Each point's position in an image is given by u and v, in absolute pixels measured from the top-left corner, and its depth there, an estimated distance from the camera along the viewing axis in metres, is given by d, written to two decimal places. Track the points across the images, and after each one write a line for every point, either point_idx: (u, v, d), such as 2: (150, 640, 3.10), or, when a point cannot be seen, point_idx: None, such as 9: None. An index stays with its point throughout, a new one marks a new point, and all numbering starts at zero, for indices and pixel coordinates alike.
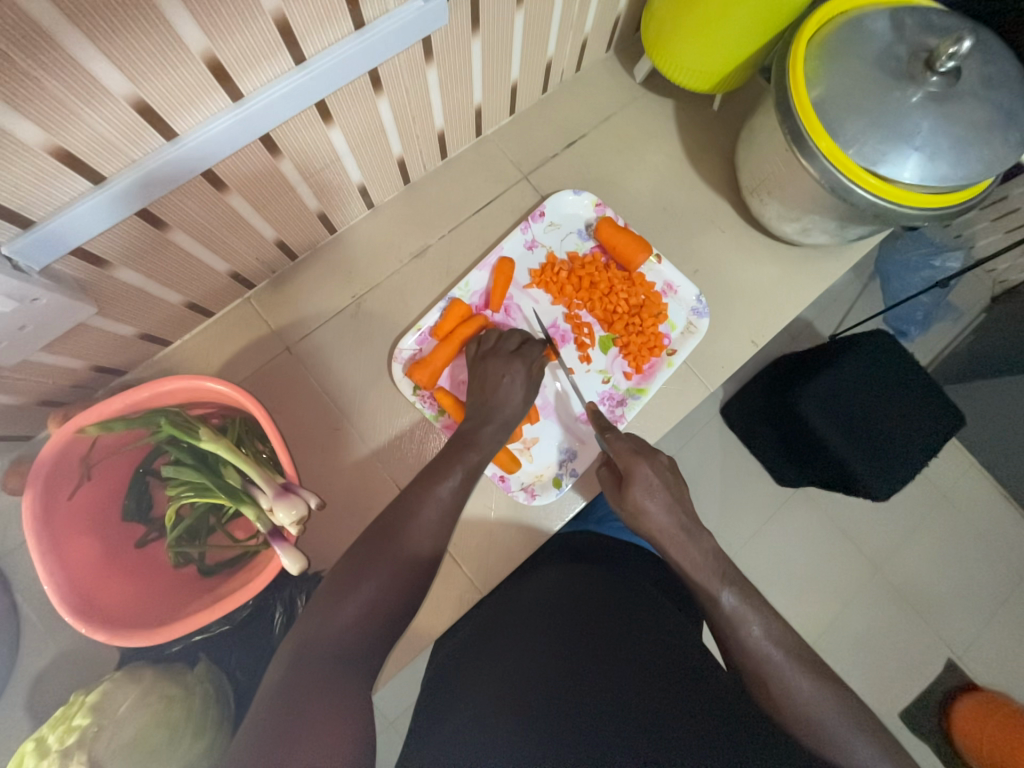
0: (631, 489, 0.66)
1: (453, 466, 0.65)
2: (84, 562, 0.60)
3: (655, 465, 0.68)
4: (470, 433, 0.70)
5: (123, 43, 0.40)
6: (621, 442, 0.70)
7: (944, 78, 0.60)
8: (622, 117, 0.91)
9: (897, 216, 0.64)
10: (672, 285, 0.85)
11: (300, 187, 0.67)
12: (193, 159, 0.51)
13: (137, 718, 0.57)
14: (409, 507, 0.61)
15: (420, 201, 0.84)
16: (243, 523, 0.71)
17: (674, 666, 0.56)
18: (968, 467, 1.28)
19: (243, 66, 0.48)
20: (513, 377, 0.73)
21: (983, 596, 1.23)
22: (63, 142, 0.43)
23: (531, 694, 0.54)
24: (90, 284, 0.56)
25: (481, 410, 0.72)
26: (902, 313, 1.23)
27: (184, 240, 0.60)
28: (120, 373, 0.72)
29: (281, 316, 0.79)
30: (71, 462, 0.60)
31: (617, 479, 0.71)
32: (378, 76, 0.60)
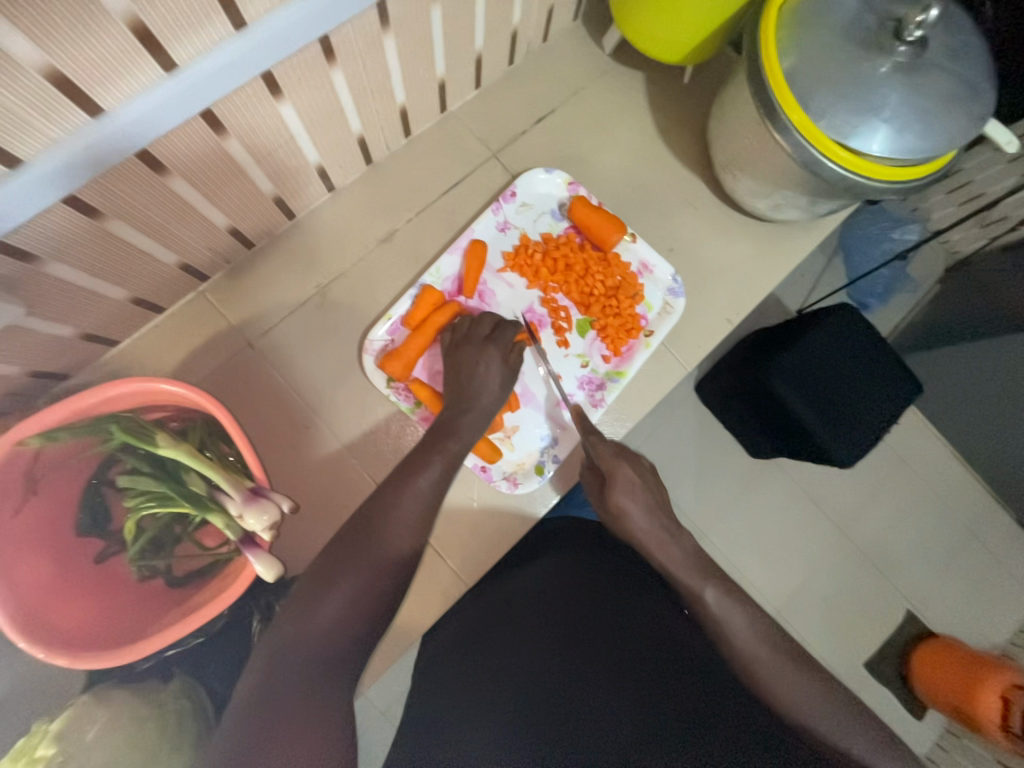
0: (612, 491, 0.69)
1: (431, 457, 0.63)
2: (36, 584, 0.56)
3: (637, 469, 0.72)
4: (449, 422, 0.68)
5: (24, 2, 0.34)
6: (608, 450, 0.72)
7: (912, 48, 0.59)
8: (592, 91, 0.88)
9: (867, 190, 0.65)
10: (647, 265, 0.84)
11: (251, 168, 0.62)
12: (123, 138, 0.46)
13: (107, 743, 0.54)
14: (385, 503, 0.59)
15: (383, 182, 0.80)
16: (212, 530, 0.66)
17: None
18: (926, 432, 1.34)
19: (173, 32, 0.42)
20: (489, 365, 0.71)
21: (940, 552, 1.31)
22: None
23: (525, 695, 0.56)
24: (15, 281, 0.51)
25: (459, 399, 0.70)
26: (866, 285, 1.27)
27: (122, 229, 0.55)
28: (63, 378, 0.66)
29: (240, 309, 0.74)
30: (13, 477, 0.55)
31: (600, 482, 0.73)
32: (329, 44, 0.56)
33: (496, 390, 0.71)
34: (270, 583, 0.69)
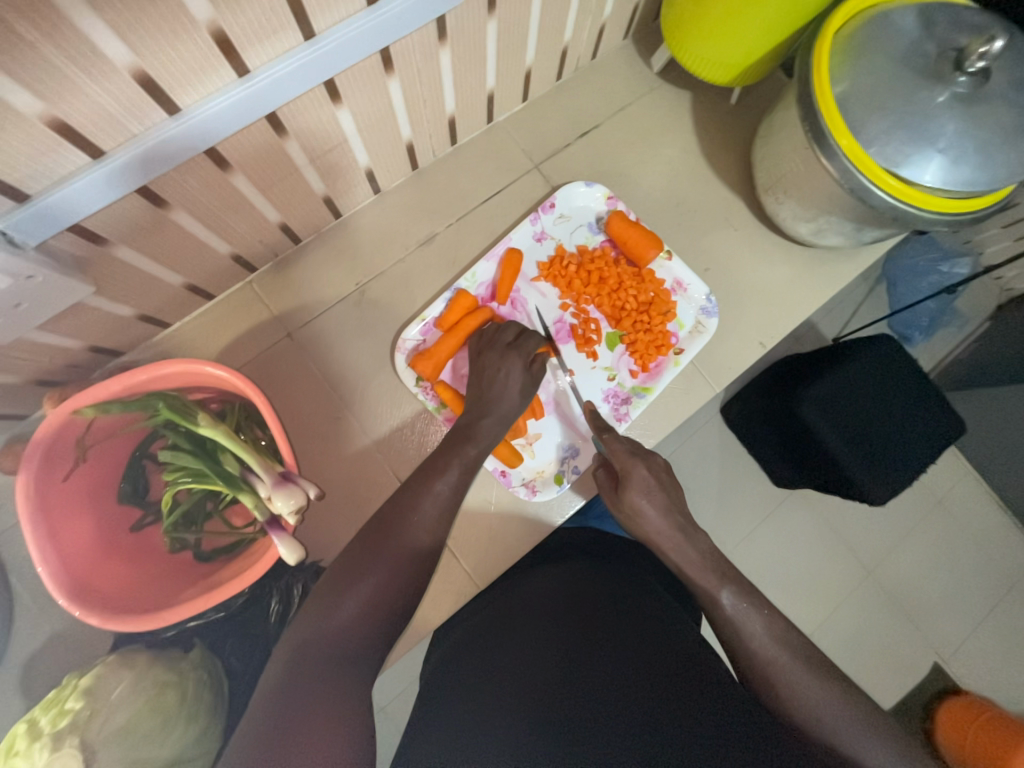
0: (627, 488, 0.68)
1: (449, 462, 0.65)
2: (79, 545, 0.59)
3: (649, 465, 0.70)
4: (467, 428, 0.69)
5: (125, 11, 0.38)
6: (621, 446, 0.71)
7: (973, 78, 0.58)
8: (638, 108, 0.89)
9: (917, 219, 0.63)
10: (682, 283, 0.83)
11: (306, 169, 0.65)
12: (195, 136, 0.49)
13: (130, 704, 0.57)
14: (408, 502, 0.60)
15: (427, 188, 0.83)
16: (240, 510, 0.70)
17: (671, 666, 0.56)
18: (966, 474, 1.28)
19: (250, 41, 0.46)
20: (510, 370, 0.72)
21: (974, 602, 1.24)
22: (61, 113, 0.41)
23: (530, 691, 0.54)
24: (87, 262, 0.55)
25: (479, 402, 0.71)
26: (907, 318, 1.22)
27: (186, 219, 0.58)
28: (118, 354, 0.70)
29: (284, 301, 0.77)
30: (67, 443, 0.59)
31: (614, 480, 0.73)
32: (389, 55, 0.58)
33: (521, 396, 0.72)
34: (290, 567, 0.71)
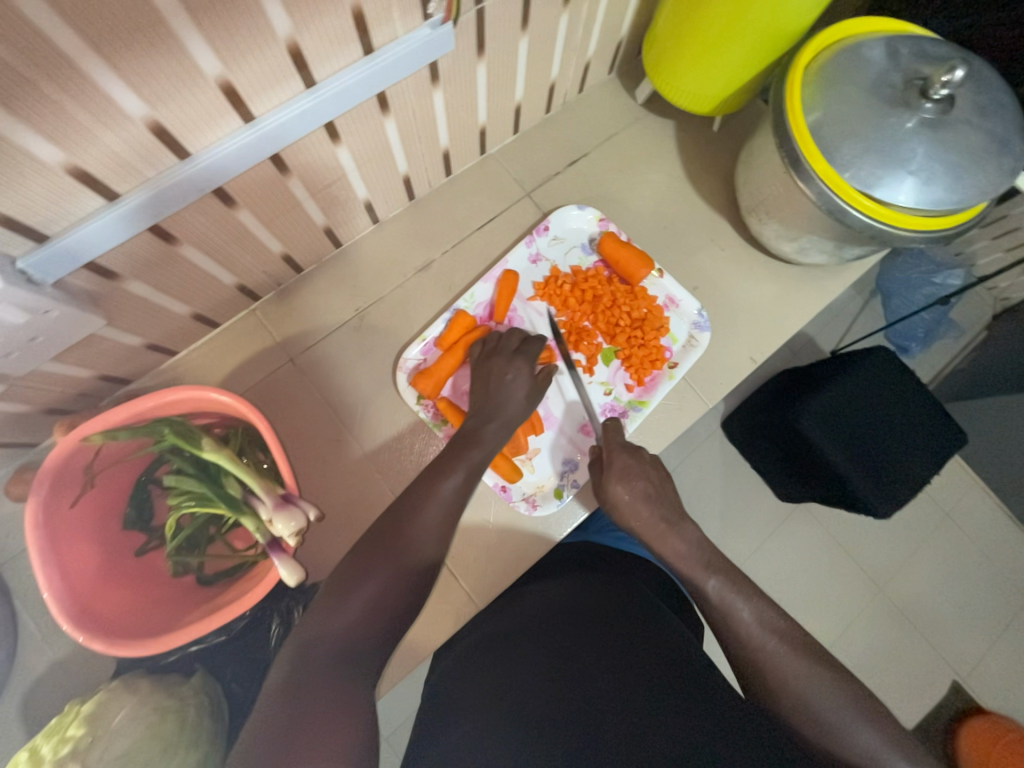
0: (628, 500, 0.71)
1: (456, 464, 0.66)
2: (83, 572, 0.60)
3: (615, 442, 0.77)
4: (472, 432, 0.71)
5: (140, 69, 0.41)
6: (616, 439, 0.77)
7: (938, 105, 0.61)
8: (624, 137, 0.93)
9: (894, 238, 0.66)
10: (673, 299, 0.86)
11: (307, 203, 0.68)
12: (205, 177, 0.52)
13: (132, 731, 0.56)
14: (412, 505, 0.62)
15: (424, 217, 0.86)
16: (242, 533, 0.71)
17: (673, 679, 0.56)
18: (970, 485, 1.27)
19: (256, 90, 0.49)
20: (515, 376, 0.75)
21: (987, 616, 1.22)
22: (80, 162, 0.44)
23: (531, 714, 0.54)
24: (100, 296, 0.57)
25: (484, 408, 0.73)
26: (902, 329, 1.24)
27: (193, 253, 0.61)
28: (126, 383, 0.73)
29: (286, 328, 0.80)
30: (75, 470, 0.60)
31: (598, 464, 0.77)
32: (385, 98, 0.62)
33: (523, 408, 0.74)
34: (290, 589, 0.72)
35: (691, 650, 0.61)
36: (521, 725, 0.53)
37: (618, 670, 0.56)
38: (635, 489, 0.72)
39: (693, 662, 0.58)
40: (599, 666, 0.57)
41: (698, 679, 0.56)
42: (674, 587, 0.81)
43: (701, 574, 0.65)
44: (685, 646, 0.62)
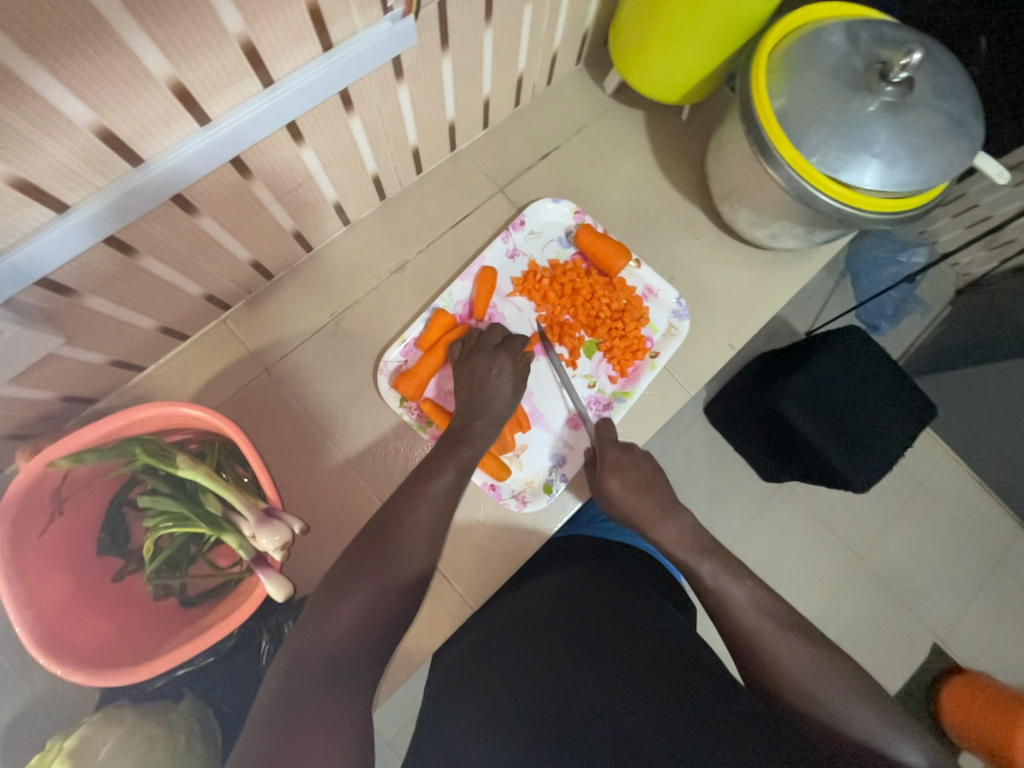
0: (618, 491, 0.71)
1: (445, 463, 0.66)
2: (58, 602, 0.58)
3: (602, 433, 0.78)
4: (461, 429, 0.71)
5: (82, 73, 0.39)
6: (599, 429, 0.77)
7: (899, 87, 0.63)
8: (594, 128, 0.92)
9: (861, 220, 0.67)
10: (652, 289, 0.86)
11: (273, 206, 0.66)
12: (162, 185, 0.50)
13: (119, 764, 0.55)
14: (403, 506, 0.61)
15: (396, 217, 0.84)
16: (225, 550, 0.68)
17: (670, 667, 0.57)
18: (942, 455, 1.32)
19: (209, 90, 0.47)
20: (500, 369, 0.74)
21: (963, 580, 1.27)
22: (22, 173, 0.42)
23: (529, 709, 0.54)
24: (55, 313, 0.54)
25: (468, 408, 0.73)
26: (873, 308, 1.28)
27: (155, 265, 0.59)
28: (92, 402, 0.70)
29: (259, 336, 0.78)
30: (42, 497, 0.58)
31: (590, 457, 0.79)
32: (348, 95, 0.60)
33: (508, 407, 0.74)
34: (278, 604, 0.70)
35: (684, 635, 0.62)
36: (522, 725, 0.53)
37: (614, 662, 0.56)
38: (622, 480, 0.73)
39: (688, 649, 0.59)
40: (595, 656, 0.57)
41: (692, 664, 0.57)
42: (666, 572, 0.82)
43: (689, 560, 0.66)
44: (679, 632, 0.62)
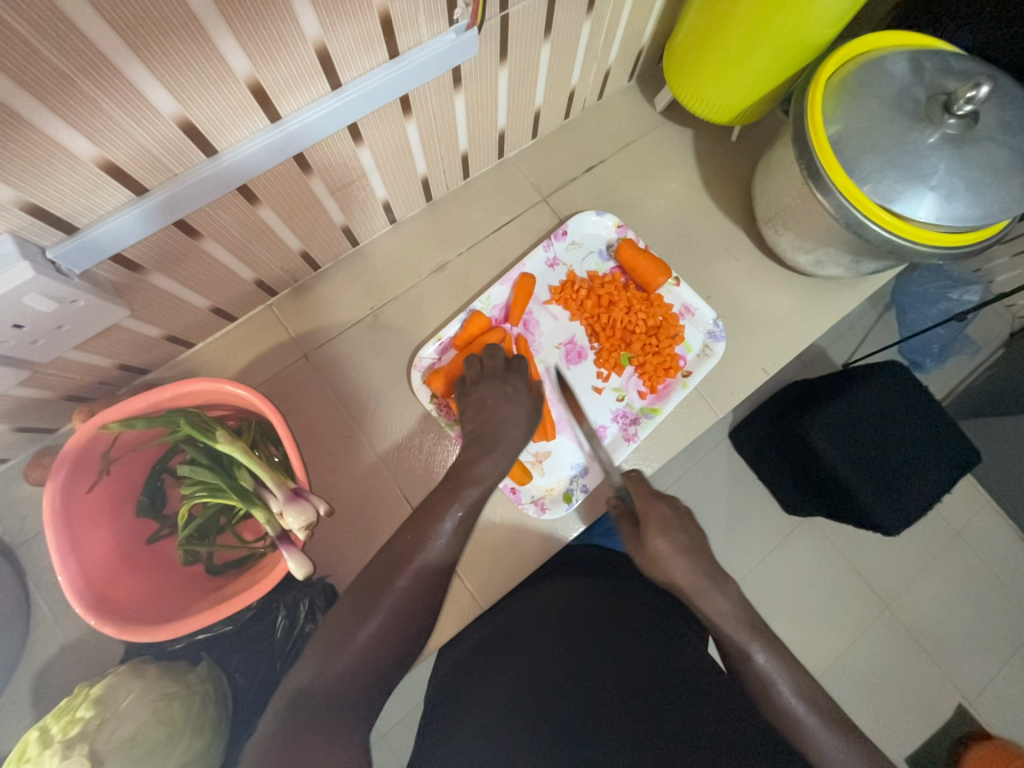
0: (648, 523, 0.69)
1: (450, 503, 0.63)
2: (98, 556, 0.61)
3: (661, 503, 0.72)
4: (465, 465, 0.68)
5: (173, 68, 0.42)
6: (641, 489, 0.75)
7: (962, 120, 0.61)
8: (641, 144, 0.93)
9: (913, 253, 0.65)
10: (689, 308, 0.86)
11: (327, 201, 0.69)
12: (230, 174, 0.53)
13: (137, 715, 0.58)
14: (421, 536, 0.60)
15: (440, 219, 0.87)
16: (252, 525, 0.72)
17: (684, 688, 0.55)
18: (983, 505, 1.25)
19: (282, 90, 0.50)
20: (512, 402, 0.74)
21: (997, 640, 1.20)
22: (111, 156, 0.46)
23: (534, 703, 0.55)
24: (123, 287, 0.58)
25: (483, 436, 0.71)
26: (919, 344, 1.23)
27: (215, 248, 0.63)
28: (144, 373, 0.74)
29: (301, 323, 0.81)
30: (93, 455, 0.62)
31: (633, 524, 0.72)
32: (407, 100, 0.63)
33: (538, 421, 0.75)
34: (299, 581, 0.72)
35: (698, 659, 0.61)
36: (524, 717, 0.54)
37: (627, 684, 0.56)
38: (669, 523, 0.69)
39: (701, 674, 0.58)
40: (605, 676, 0.57)
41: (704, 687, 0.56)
42: (680, 599, 0.80)
43: (704, 586, 0.64)
44: (689, 650, 0.62)
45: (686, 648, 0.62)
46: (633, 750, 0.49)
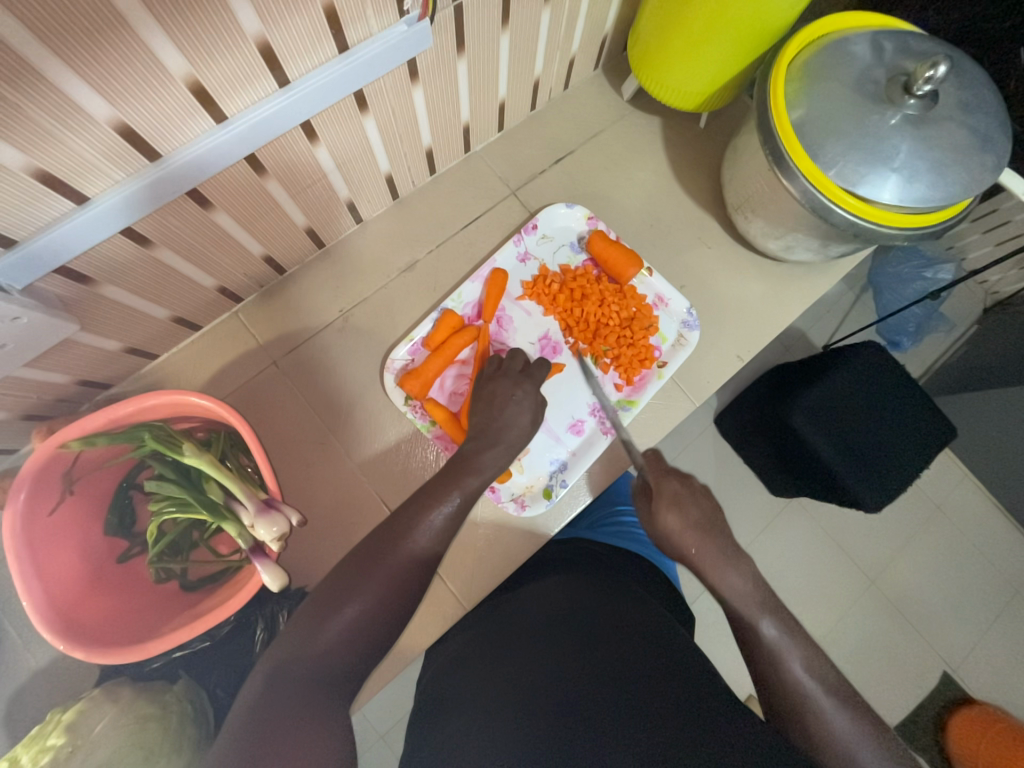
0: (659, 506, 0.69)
1: (450, 490, 0.64)
2: (65, 580, 0.60)
3: (692, 487, 0.71)
4: (471, 456, 0.69)
5: (103, 69, 0.40)
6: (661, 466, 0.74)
7: (921, 101, 0.61)
8: (610, 133, 0.92)
9: (878, 235, 0.65)
10: (663, 298, 0.86)
11: (287, 203, 0.67)
12: (178, 179, 0.51)
13: (113, 738, 0.57)
14: (408, 524, 0.61)
15: (408, 217, 0.85)
16: (226, 538, 0.70)
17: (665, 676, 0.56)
18: (961, 478, 1.28)
19: (226, 89, 0.48)
20: (521, 397, 0.74)
21: (979, 608, 1.23)
22: (45, 165, 0.43)
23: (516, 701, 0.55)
24: (73, 301, 0.56)
25: (487, 432, 0.71)
26: (894, 324, 1.25)
27: (170, 257, 0.61)
28: (105, 387, 0.72)
29: (269, 330, 0.79)
30: (53, 476, 0.60)
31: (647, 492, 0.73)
32: (363, 95, 0.61)
33: (528, 431, 0.73)
34: (275, 593, 0.71)
35: (681, 645, 0.61)
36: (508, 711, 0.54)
37: (612, 675, 0.55)
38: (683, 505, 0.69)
39: (684, 662, 0.58)
40: (588, 667, 0.56)
41: (686, 676, 0.56)
42: (666, 587, 0.81)
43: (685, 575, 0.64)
44: (672, 638, 0.63)
45: (669, 635, 0.63)
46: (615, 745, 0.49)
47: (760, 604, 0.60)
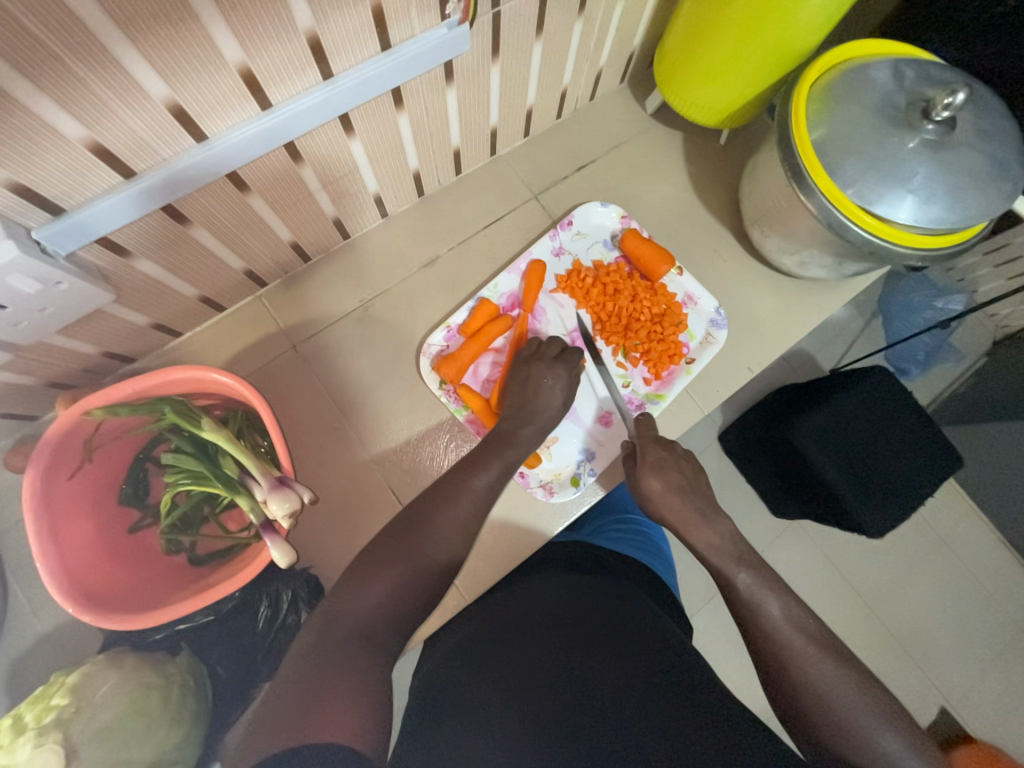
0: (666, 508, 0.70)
1: (490, 461, 0.68)
2: (77, 546, 0.60)
3: (674, 454, 0.76)
4: (508, 433, 0.72)
5: (166, 52, 0.43)
6: (649, 432, 0.78)
7: (940, 126, 0.62)
8: (632, 144, 0.94)
9: (893, 254, 0.67)
10: (692, 297, 0.87)
11: (319, 194, 0.70)
12: (220, 161, 0.54)
13: (115, 705, 0.57)
14: (440, 497, 0.63)
15: (431, 214, 0.87)
16: (236, 514, 0.72)
17: (664, 677, 0.56)
18: (967, 510, 1.27)
19: (274, 78, 0.51)
20: (556, 381, 0.75)
21: (979, 643, 1.21)
22: (100, 138, 0.46)
23: (514, 691, 0.55)
24: (110, 272, 0.58)
25: (522, 411, 0.74)
26: (903, 351, 1.26)
27: (205, 236, 0.63)
28: (130, 361, 0.74)
29: (291, 315, 0.81)
30: (75, 442, 0.61)
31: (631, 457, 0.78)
32: (400, 94, 0.64)
33: (557, 414, 0.75)
34: (280, 572, 0.72)
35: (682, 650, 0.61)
36: (506, 702, 0.54)
37: (612, 677, 0.55)
38: (686, 497, 0.72)
39: (682, 663, 0.59)
40: (588, 663, 0.56)
41: (684, 678, 0.56)
42: (667, 593, 0.81)
43: None
44: (670, 640, 0.63)
45: (668, 637, 0.63)
46: (612, 738, 0.50)
47: (760, 612, 0.60)
